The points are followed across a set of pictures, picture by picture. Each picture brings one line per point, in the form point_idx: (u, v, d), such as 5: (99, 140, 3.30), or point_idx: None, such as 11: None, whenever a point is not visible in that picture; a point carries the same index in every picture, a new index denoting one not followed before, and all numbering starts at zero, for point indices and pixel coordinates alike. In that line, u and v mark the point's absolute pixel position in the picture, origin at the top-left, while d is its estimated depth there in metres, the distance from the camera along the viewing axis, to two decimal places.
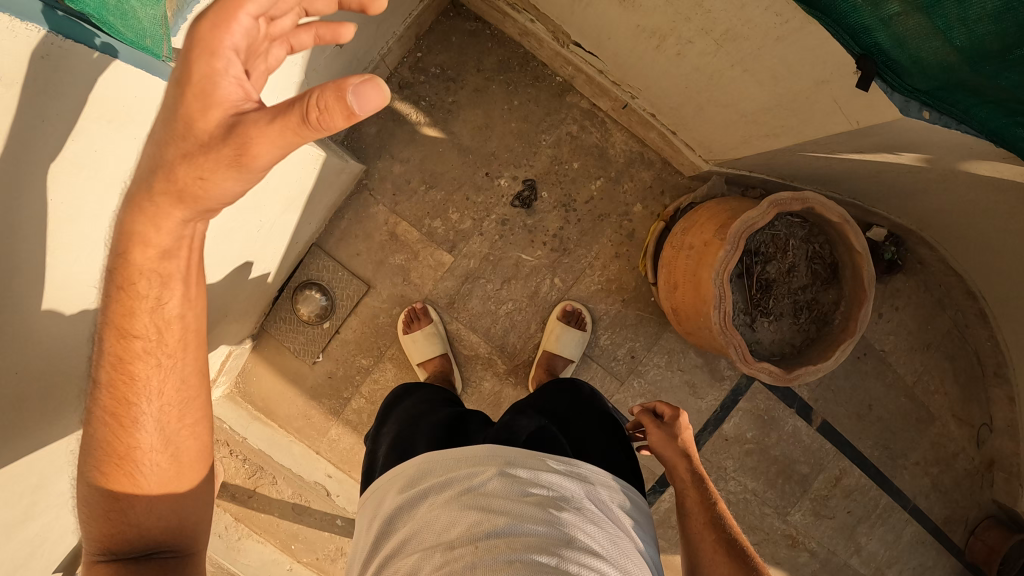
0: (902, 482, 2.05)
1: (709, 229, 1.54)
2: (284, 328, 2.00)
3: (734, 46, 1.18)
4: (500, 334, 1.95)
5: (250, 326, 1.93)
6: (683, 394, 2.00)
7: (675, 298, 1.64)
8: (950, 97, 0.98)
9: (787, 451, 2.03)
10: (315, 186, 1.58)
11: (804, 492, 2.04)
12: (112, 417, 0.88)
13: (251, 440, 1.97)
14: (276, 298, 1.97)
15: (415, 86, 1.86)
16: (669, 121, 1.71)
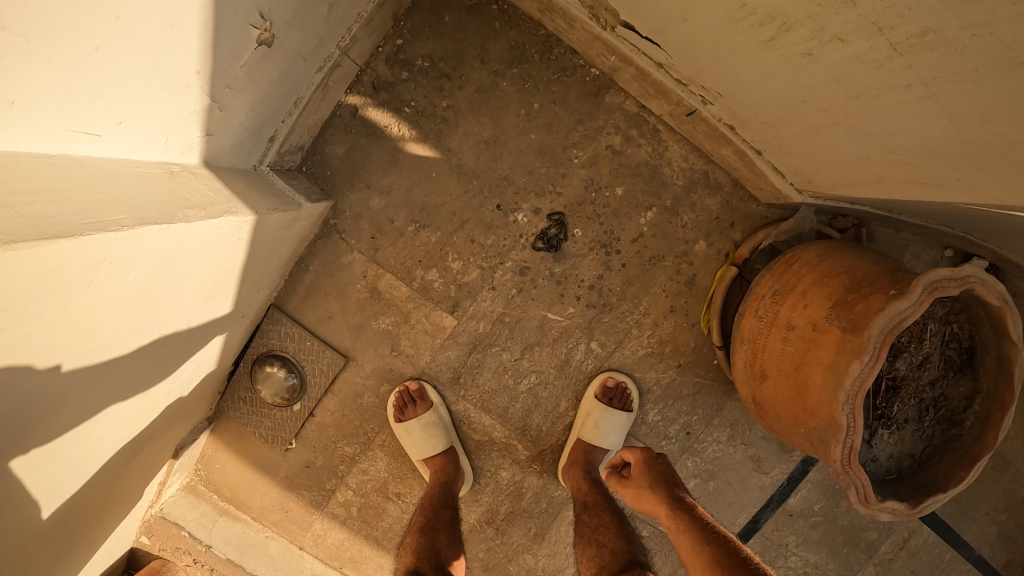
0: (971, 534, 1.58)
1: (823, 309, 1.14)
2: (246, 408, 1.57)
3: (927, 49, 0.71)
4: (520, 415, 1.50)
5: (202, 412, 1.50)
6: (745, 470, 1.57)
7: (765, 389, 1.26)
8: None
9: (855, 518, 1.59)
10: (264, 248, 1.15)
11: (868, 561, 1.60)
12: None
13: (218, 548, 1.55)
14: (231, 373, 1.54)
15: (395, 86, 1.35)
16: (756, 138, 1.23)
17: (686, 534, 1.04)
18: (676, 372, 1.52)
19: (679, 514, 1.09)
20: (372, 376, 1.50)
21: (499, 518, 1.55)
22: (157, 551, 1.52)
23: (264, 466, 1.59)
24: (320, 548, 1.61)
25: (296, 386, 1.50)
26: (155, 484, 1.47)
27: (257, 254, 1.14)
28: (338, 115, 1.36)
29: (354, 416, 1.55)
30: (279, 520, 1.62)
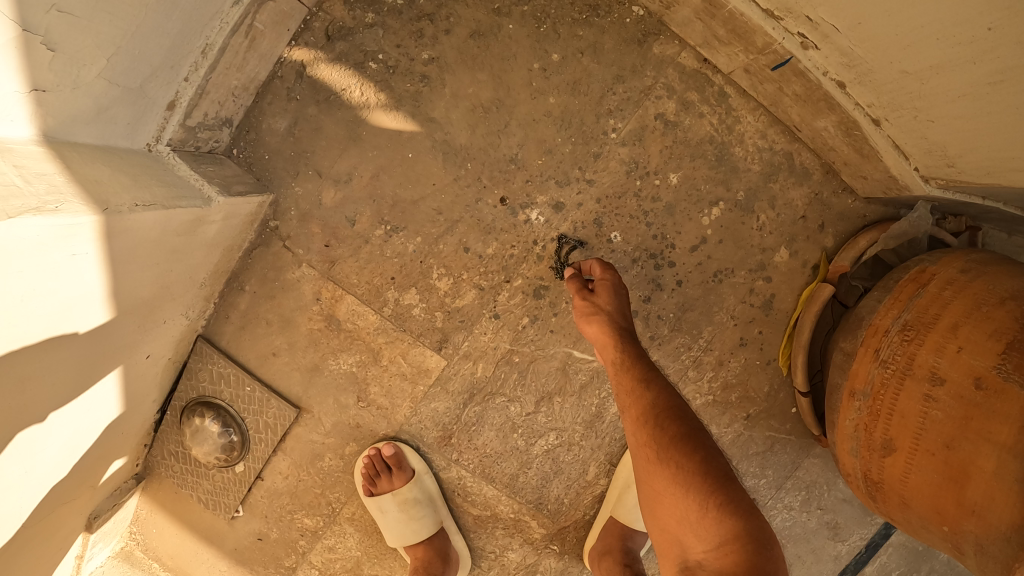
0: None
1: (993, 359, 0.76)
2: (180, 466, 1.15)
3: None
4: (535, 487, 1.09)
5: (119, 476, 1.10)
6: (820, 540, 1.18)
7: (886, 466, 0.87)
8: None
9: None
10: (145, 259, 0.79)
11: None
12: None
13: None
14: (155, 421, 1.13)
15: (357, 34, 0.96)
16: (876, 99, 0.84)
17: (627, 408, 0.71)
18: (743, 426, 1.12)
19: (624, 374, 0.74)
20: (333, 434, 1.09)
21: None
22: None
23: (207, 534, 1.18)
24: None
25: (241, 443, 1.10)
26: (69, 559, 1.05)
27: (132, 271, 0.77)
28: (277, 73, 0.98)
29: (310, 486, 1.14)
30: None
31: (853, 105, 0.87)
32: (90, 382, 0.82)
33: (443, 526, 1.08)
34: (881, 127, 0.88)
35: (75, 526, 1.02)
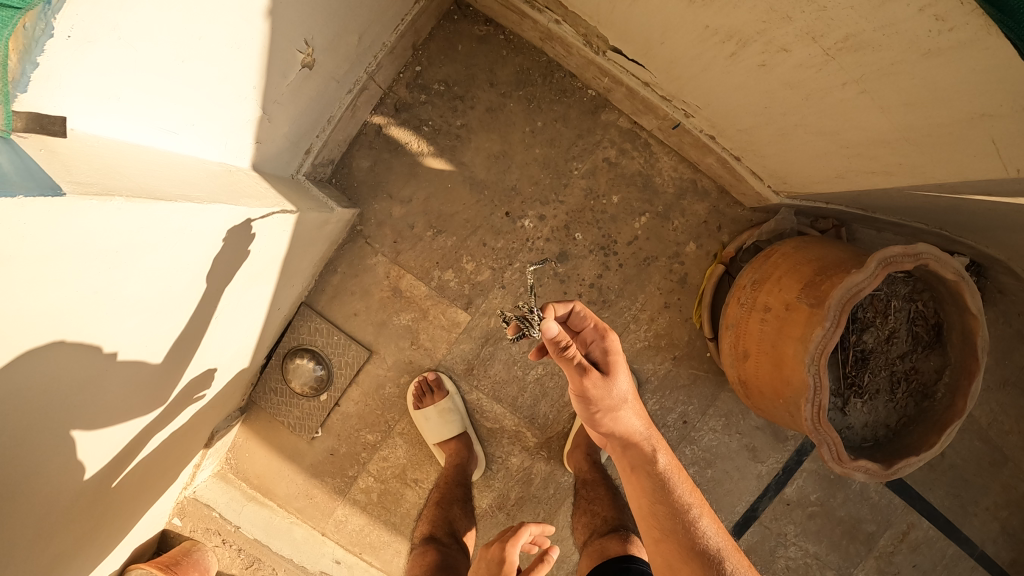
0: (972, 531, 1.76)
1: (791, 288, 1.20)
2: (278, 399, 1.67)
3: (855, 58, 0.82)
4: (529, 404, 1.62)
5: (236, 401, 1.61)
6: (741, 459, 1.71)
7: (744, 368, 1.32)
8: None
9: (853, 511, 1.75)
10: (298, 243, 1.27)
11: (869, 553, 1.76)
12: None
13: (246, 528, 1.63)
14: (263, 366, 1.64)
15: (414, 107, 1.51)
16: (734, 146, 1.33)
17: (665, 532, 0.97)
18: (672, 364, 1.63)
19: (667, 496, 1.01)
20: (393, 368, 1.62)
21: (509, 504, 1.65)
22: (190, 531, 1.63)
23: (297, 448, 1.69)
24: (341, 534, 1.70)
25: (326, 378, 1.61)
26: (189, 468, 1.56)
27: (291, 249, 1.25)
28: (363, 133, 1.51)
29: (374, 408, 1.66)
30: (303, 507, 1.71)
31: (728, 152, 1.37)
32: (254, 319, 1.29)
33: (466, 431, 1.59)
34: (742, 161, 1.37)
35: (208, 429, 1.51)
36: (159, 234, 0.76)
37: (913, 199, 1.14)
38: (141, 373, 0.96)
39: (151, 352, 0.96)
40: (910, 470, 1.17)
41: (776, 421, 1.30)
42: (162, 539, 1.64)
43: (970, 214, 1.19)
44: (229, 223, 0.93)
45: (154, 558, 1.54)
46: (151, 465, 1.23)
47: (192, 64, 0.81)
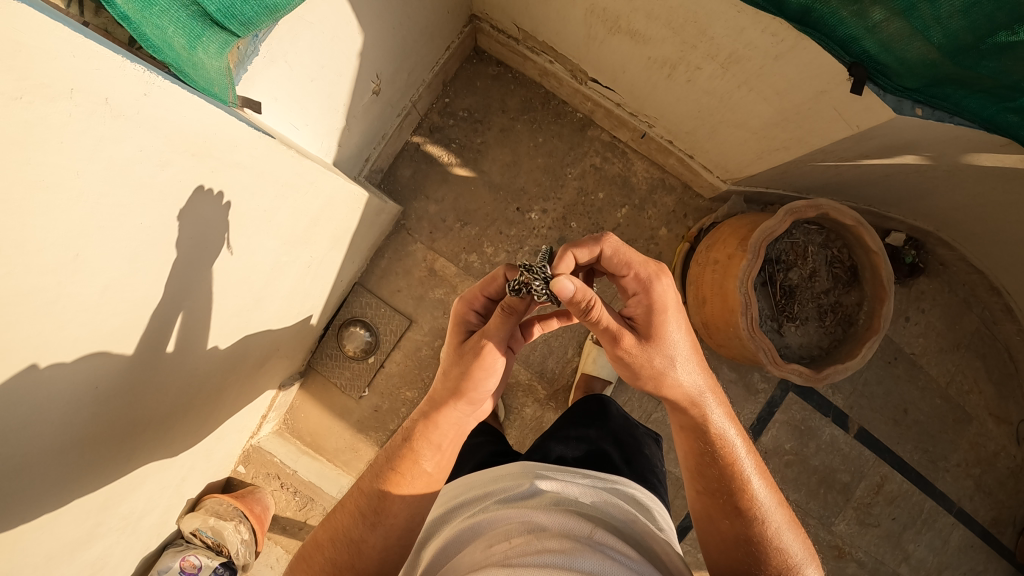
0: (945, 485, 1.95)
1: (732, 243, 1.57)
2: (331, 363, 1.96)
3: (739, 68, 1.25)
4: (539, 360, 2.01)
5: (297, 363, 1.89)
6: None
7: (704, 312, 1.67)
8: (939, 93, 1.05)
9: (826, 460, 1.93)
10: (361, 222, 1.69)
11: (847, 502, 1.93)
12: (410, 443, 0.97)
13: (302, 472, 1.88)
14: (321, 335, 1.95)
15: (445, 129, 1.98)
16: (686, 146, 1.76)
17: (711, 490, 1.01)
18: None
19: (719, 457, 1.00)
20: (429, 333, 1.96)
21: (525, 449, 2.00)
22: (252, 477, 1.88)
23: (343, 407, 1.96)
24: None
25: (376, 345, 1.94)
26: (258, 416, 1.80)
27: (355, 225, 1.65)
28: (406, 149, 1.98)
29: (413, 368, 1.96)
30: (348, 461, 1.94)
31: (684, 152, 1.80)
32: (328, 282, 1.68)
33: None
34: (694, 158, 1.79)
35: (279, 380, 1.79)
36: (297, 184, 1.24)
37: (817, 172, 1.54)
38: (258, 301, 1.34)
39: (266, 279, 1.32)
40: (840, 376, 1.51)
41: (735, 354, 1.65)
42: (227, 485, 1.88)
43: (862, 181, 1.58)
44: (324, 186, 1.35)
45: (226, 493, 1.74)
46: (251, 392, 1.59)
47: (310, 85, 1.26)
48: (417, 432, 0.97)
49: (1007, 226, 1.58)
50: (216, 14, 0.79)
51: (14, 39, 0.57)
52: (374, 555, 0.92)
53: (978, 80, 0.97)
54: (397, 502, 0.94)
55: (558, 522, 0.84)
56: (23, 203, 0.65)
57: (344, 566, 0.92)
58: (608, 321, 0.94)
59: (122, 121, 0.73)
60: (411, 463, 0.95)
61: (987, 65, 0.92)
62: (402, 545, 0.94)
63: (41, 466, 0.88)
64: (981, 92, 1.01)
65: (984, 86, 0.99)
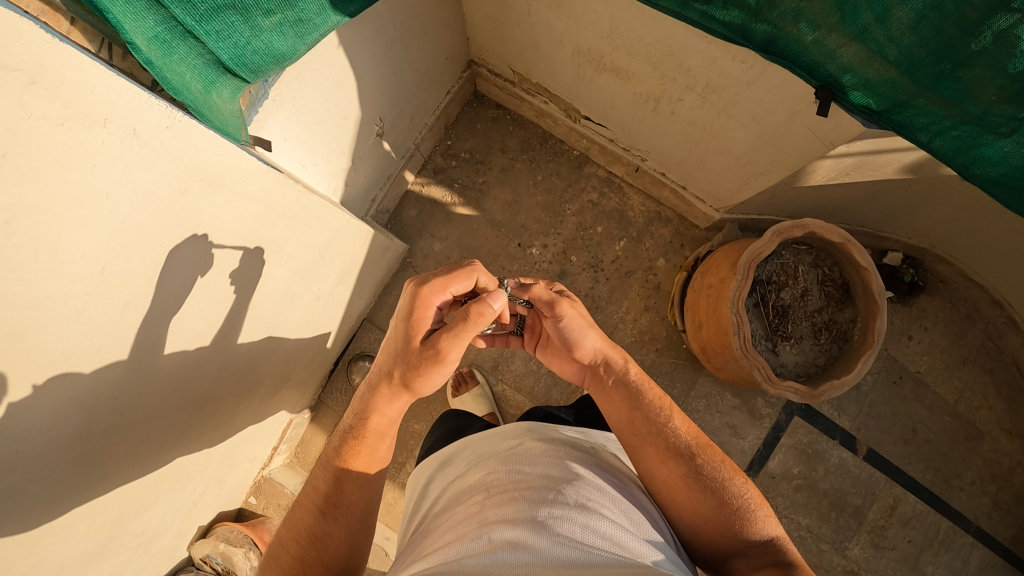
0: (960, 504, 1.92)
1: (724, 267, 1.62)
2: (341, 398, 2.00)
3: (717, 96, 1.33)
4: (544, 393, 2.00)
5: (308, 397, 1.94)
6: (724, 435, 1.93)
7: (702, 336, 1.70)
8: (909, 124, 1.00)
9: (836, 484, 1.92)
10: (368, 260, 1.76)
11: (860, 526, 1.90)
12: (360, 434, 1.04)
13: None
14: (331, 370, 2.00)
15: (448, 170, 2.08)
16: (678, 177, 1.83)
17: (643, 438, 1.02)
18: (655, 353, 1.98)
19: (641, 410, 1.05)
20: None
21: None
22: (263, 508, 1.89)
23: None
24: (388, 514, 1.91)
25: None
26: (269, 448, 1.83)
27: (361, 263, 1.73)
28: (411, 191, 2.07)
29: (421, 400, 2.01)
30: None
31: (677, 184, 1.86)
32: (335, 315, 1.75)
33: (494, 414, 1.94)
34: (686, 190, 1.86)
35: (292, 409, 1.84)
36: (305, 218, 1.32)
37: (804, 195, 1.59)
38: (269, 331, 1.42)
39: (275, 306, 1.39)
40: (836, 392, 1.54)
41: (734, 377, 1.67)
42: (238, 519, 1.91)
43: (848, 201, 1.64)
44: (333, 220, 1.43)
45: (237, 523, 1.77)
46: (256, 425, 1.63)
47: (318, 125, 1.35)
48: (361, 419, 1.05)
49: (996, 236, 1.62)
50: (228, 62, 0.85)
51: (59, 73, 0.67)
52: (339, 544, 0.96)
53: (945, 108, 0.93)
54: (353, 483, 1.01)
55: (538, 472, 0.92)
56: (62, 216, 0.74)
57: (310, 559, 0.93)
58: (542, 291, 1.11)
59: (148, 149, 0.82)
60: (361, 446, 1.03)
61: (947, 86, 0.89)
62: (362, 530, 1.00)
63: (59, 469, 0.93)
64: (951, 128, 0.96)
65: (954, 120, 0.94)
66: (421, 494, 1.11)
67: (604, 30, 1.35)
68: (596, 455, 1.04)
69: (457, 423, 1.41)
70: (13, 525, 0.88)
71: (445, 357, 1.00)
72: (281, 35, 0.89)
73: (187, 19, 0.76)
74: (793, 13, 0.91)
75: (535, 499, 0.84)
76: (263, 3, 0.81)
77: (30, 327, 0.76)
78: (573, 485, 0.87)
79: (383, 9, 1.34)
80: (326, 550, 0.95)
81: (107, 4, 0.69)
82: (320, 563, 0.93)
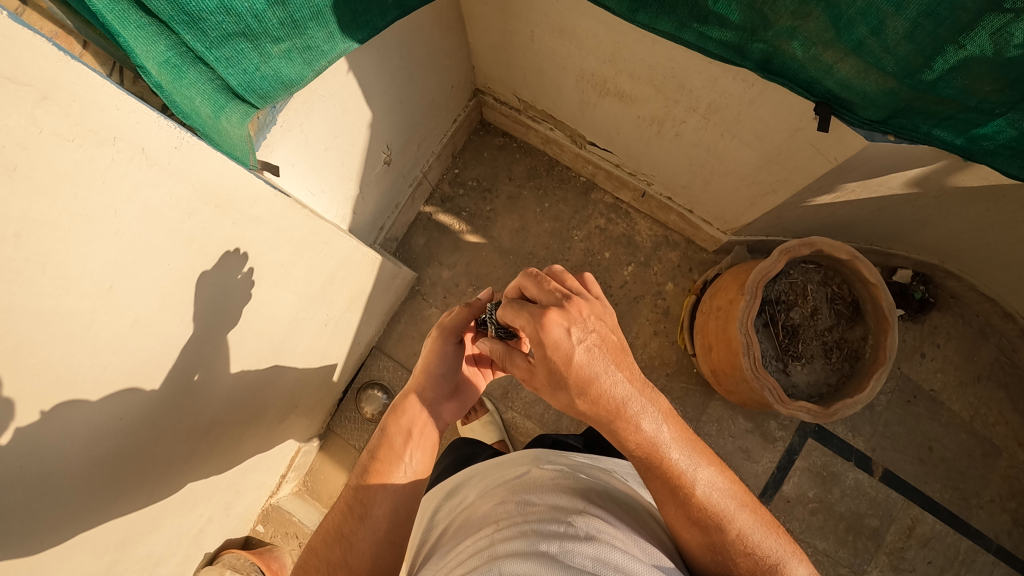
0: (980, 522, 1.87)
1: (732, 288, 1.61)
2: (350, 427, 1.99)
3: (719, 116, 1.35)
4: (554, 420, 1.98)
5: (317, 425, 1.93)
6: (737, 459, 1.89)
7: (711, 358, 1.68)
8: (909, 124, 1.02)
9: (852, 506, 1.87)
10: (377, 288, 1.78)
11: (878, 549, 1.85)
12: (385, 432, 1.05)
13: None
14: (340, 399, 1.99)
15: (456, 199, 2.10)
16: (684, 201, 1.84)
17: (669, 503, 0.88)
18: (666, 379, 1.96)
19: (667, 473, 0.87)
20: None
21: None
22: (270, 537, 1.85)
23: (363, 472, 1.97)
24: None
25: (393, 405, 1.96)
26: (277, 476, 1.82)
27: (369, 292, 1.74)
28: (419, 220, 2.09)
29: None
30: None
31: (683, 207, 1.87)
32: (343, 343, 1.76)
33: (503, 441, 1.92)
34: (693, 213, 1.87)
35: (300, 436, 1.83)
36: (312, 243, 1.33)
37: (811, 213, 1.59)
38: (276, 356, 1.42)
39: (283, 331, 1.39)
40: (850, 411, 1.51)
41: (745, 400, 1.65)
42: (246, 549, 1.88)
43: (854, 219, 1.64)
44: (342, 246, 1.45)
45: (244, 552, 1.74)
46: (262, 456, 1.62)
47: (326, 152, 1.37)
48: (389, 421, 1.06)
49: (1005, 248, 1.60)
50: (237, 88, 0.88)
51: (70, 90, 0.68)
52: (364, 547, 0.94)
53: (942, 105, 0.94)
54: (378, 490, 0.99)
55: (548, 501, 0.89)
56: (70, 232, 0.75)
57: (336, 561, 0.93)
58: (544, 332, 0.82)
59: (156, 169, 0.84)
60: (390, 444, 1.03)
61: (947, 86, 0.89)
62: (392, 540, 0.96)
63: (62, 490, 0.92)
64: (948, 119, 0.97)
65: (950, 112, 0.95)
66: (429, 525, 1.08)
67: (606, 54, 1.38)
68: (605, 484, 1.02)
69: (466, 450, 1.39)
70: (18, 546, 0.88)
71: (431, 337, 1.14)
72: (290, 62, 0.91)
73: (198, 45, 0.78)
74: (789, 32, 0.91)
75: (547, 529, 0.81)
76: (273, 31, 0.83)
77: (35, 342, 0.76)
78: (584, 515, 0.85)
79: (389, 39, 1.37)
80: (347, 553, 0.93)
81: (120, 28, 0.70)
82: (343, 565, 0.92)
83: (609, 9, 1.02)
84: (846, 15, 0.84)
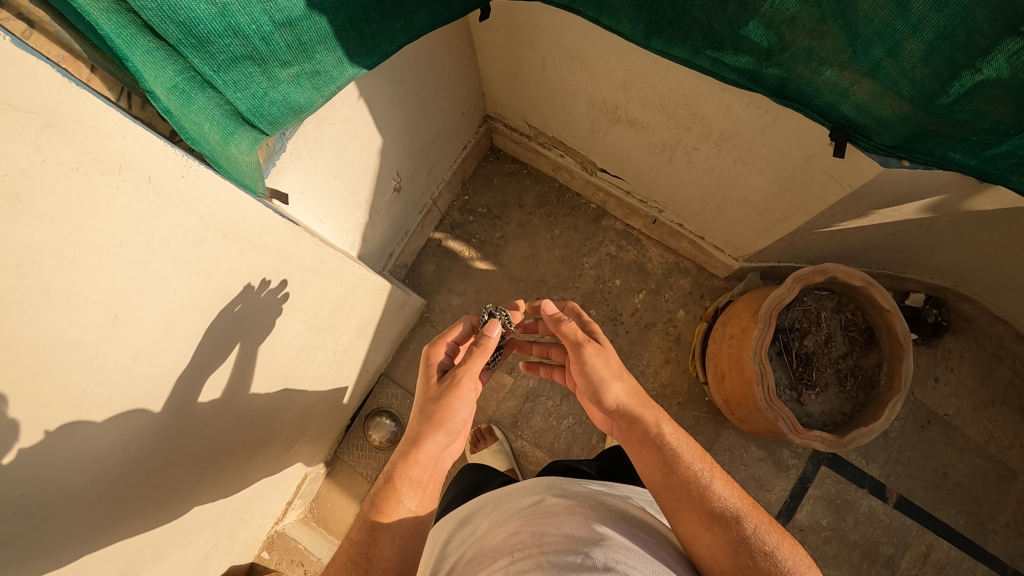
0: (996, 548, 1.82)
1: (745, 316, 1.59)
2: (358, 454, 1.97)
3: (733, 143, 1.34)
4: (563, 448, 1.95)
5: (323, 453, 1.90)
6: (749, 488, 1.85)
7: (724, 387, 1.65)
8: (923, 148, 1.00)
9: (866, 534, 1.82)
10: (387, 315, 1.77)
11: None
12: (393, 481, 1.02)
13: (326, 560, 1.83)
14: (348, 426, 1.97)
15: (465, 226, 2.10)
16: (695, 228, 1.83)
17: (682, 501, 0.95)
18: (677, 408, 1.93)
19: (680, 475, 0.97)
20: None
21: None
22: (275, 564, 1.81)
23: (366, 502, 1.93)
24: None
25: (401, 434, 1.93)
26: (282, 503, 1.79)
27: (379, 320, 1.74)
28: (429, 246, 2.09)
29: None
30: None
31: (694, 234, 1.86)
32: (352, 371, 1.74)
33: (512, 470, 1.89)
34: (705, 239, 1.85)
35: (307, 463, 1.80)
36: (322, 271, 1.32)
37: (827, 240, 1.57)
38: (284, 384, 1.40)
39: (292, 358, 1.38)
40: (865, 440, 1.48)
41: (759, 430, 1.61)
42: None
43: (867, 244, 1.62)
44: (354, 274, 1.44)
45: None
46: (266, 484, 1.59)
47: (336, 180, 1.37)
48: (397, 472, 1.03)
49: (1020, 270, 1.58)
50: (246, 113, 0.87)
51: (74, 117, 0.68)
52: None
53: (957, 128, 0.93)
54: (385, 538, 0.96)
55: (564, 532, 0.86)
56: (75, 261, 0.74)
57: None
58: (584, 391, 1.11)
59: (163, 198, 0.83)
60: (398, 486, 1.01)
61: (962, 109, 0.88)
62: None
63: (66, 517, 0.90)
64: (963, 141, 0.96)
65: (964, 135, 0.94)
66: (439, 555, 1.05)
67: (618, 82, 1.38)
68: (620, 508, 1.00)
69: (476, 478, 1.36)
70: (18, 572, 0.85)
71: (460, 383, 1.06)
72: (299, 87, 0.91)
73: (205, 68, 0.77)
74: (805, 53, 0.90)
75: (564, 562, 0.78)
76: (280, 54, 0.83)
77: (38, 372, 0.75)
78: (602, 545, 0.82)
79: (399, 66, 1.38)
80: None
81: (128, 52, 0.69)
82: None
83: (624, 34, 1.03)
84: (863, 35, 0.82)
